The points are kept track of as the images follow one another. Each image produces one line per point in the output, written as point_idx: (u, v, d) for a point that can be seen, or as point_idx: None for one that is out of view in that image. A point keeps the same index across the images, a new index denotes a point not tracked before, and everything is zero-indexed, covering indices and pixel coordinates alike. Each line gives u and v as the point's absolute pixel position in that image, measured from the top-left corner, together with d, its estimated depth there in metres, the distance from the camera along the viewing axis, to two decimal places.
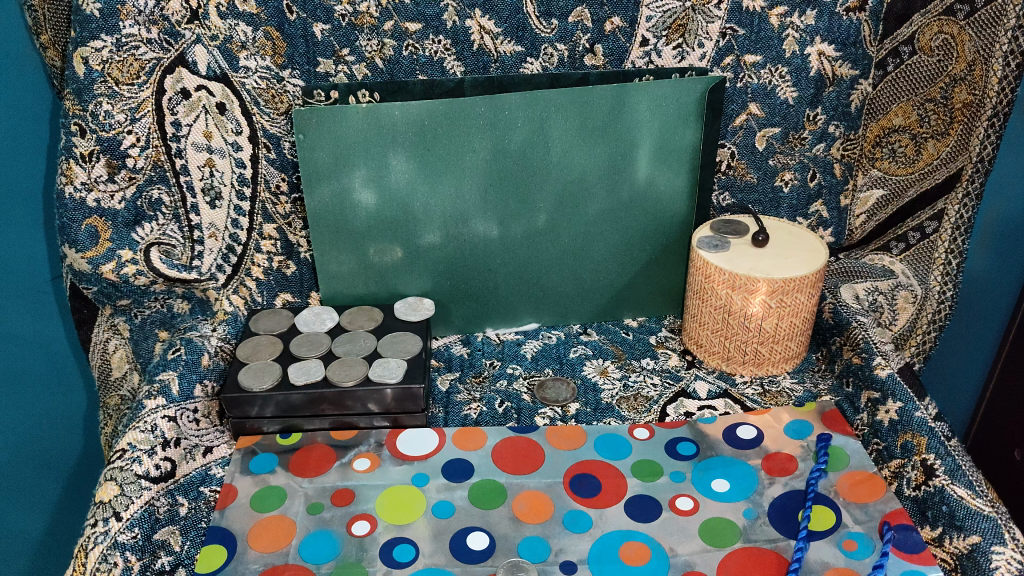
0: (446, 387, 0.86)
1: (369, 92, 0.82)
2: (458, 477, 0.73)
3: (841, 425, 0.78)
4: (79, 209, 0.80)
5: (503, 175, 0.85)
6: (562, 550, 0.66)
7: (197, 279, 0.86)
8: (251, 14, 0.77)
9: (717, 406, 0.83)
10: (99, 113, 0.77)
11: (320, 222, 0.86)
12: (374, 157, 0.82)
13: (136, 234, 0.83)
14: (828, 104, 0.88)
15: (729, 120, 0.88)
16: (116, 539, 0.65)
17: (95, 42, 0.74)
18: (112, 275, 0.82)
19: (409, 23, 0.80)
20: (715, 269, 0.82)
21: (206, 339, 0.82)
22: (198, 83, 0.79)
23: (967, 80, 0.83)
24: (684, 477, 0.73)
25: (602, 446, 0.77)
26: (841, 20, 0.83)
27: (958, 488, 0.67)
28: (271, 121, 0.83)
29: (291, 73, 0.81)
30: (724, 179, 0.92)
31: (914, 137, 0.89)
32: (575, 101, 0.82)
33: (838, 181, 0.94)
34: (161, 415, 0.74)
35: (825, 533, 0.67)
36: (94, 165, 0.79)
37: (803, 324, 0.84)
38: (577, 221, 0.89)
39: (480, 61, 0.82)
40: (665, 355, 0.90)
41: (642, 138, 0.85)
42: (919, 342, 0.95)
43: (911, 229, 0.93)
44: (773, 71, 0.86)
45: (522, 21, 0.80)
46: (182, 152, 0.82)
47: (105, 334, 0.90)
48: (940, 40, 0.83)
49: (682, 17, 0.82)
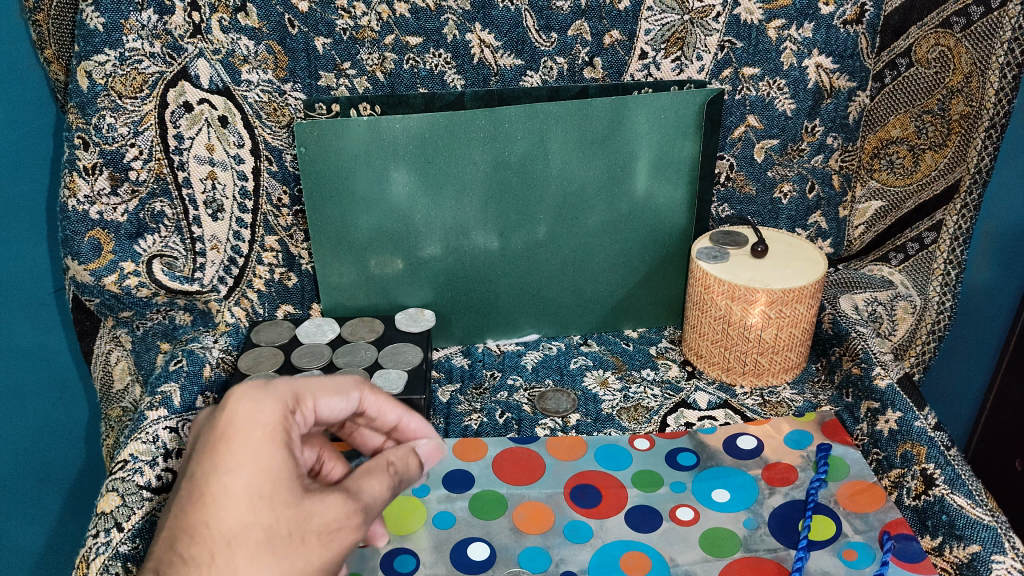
0: (447, 398, 0.86)
1: (370, 105, 0.83)
2: (459, 488, 0.74)
3: (841, 434, 0.79)
4: (82, 221, 0.80)
5: (503, 187, 0.85)
6: (562, 560, 0.66)
7: (199, 291, 0.88)
8: (252, 28, 0.78)
9: (717, 416, 0.83)
10: (102, 126, 0.78)
11: (321, 234, 0.86)
12: (374, 171, 0.83)
13: (139, 246, 0.83)
14: (825, 116, 0.89)
15: (728, 132, 0.89)
16: (117, 550, 0.65)
17: (98, 56, 0.75)
18: (115, 287, 0.83)
19: (410, 37, 0.80)
20: (715, 280, 0.82)
21: (207, 350, 0.82)
22: (200, 96, 0.80)
23: (964, 91, 0.85)
24: (685, 487, 0.73)
25: (602, 456, 0.77)
26: (838, 33, 0.84)
27: (958, 497, 0.68)
28: (273, 134, 0.83)
29: (292, 87, 0.81)
30: (723, 191, 0.93)
31: (912, 148, 0.89)
32: (574, 114, 0.82)
33: (838, 192, 0.94)
34: (162, 425, 0.74)
35: (825, 543, 0.67)
36: (97, 178, 0.79)
37: (803, 334, 0.85)
38: (577, 232, 0.89)
39: (480, 74, 0.83)
40: (665, 366, 0.91)
41: (641, 150, 0.85)
42: (919, 353, 0.97)
43: (911, 240, 0.94)
44: (772, 83, 0.86)
45: (522, 34, 0.81)
46: (184, 164, 0.82)
47: (106, 346, 0.89)
48: (937, 53, 0.84)
49: (681, 30, 0.83)
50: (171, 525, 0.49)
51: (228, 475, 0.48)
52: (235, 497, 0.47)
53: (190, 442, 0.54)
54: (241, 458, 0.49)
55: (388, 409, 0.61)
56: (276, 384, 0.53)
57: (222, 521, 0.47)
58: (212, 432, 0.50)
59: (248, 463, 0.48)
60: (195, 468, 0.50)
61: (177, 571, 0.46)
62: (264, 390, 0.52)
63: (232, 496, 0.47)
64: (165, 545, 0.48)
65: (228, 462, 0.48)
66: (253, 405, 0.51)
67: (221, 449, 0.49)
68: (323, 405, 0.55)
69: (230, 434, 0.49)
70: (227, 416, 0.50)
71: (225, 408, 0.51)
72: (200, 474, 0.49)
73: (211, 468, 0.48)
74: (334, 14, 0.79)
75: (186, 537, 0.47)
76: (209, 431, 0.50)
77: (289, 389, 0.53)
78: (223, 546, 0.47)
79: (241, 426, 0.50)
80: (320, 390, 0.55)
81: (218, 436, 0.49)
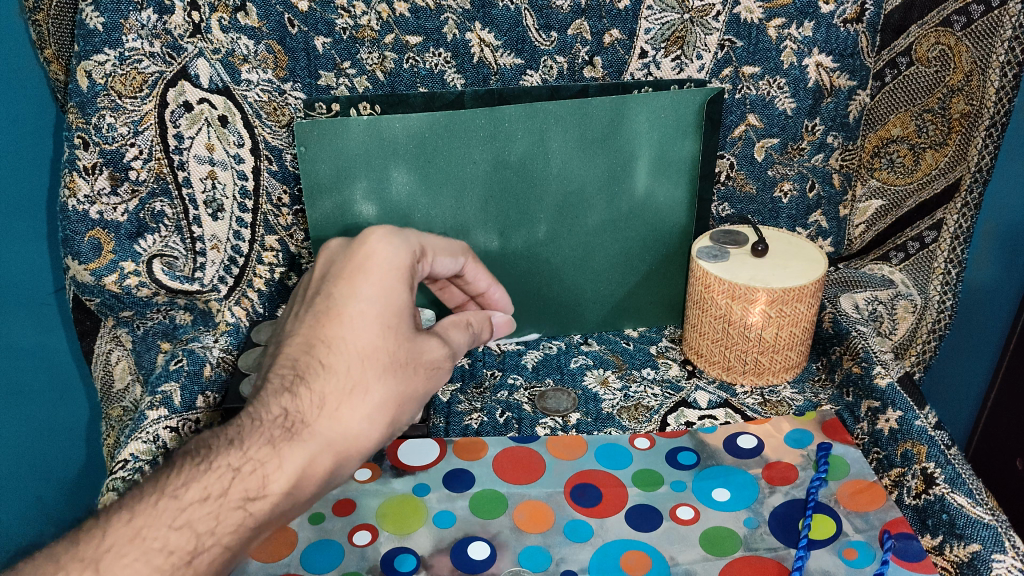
0: (447, 397, 0.86)
1: (370, 105, 0.82)
2: (459, 486, 0.74)
3: (842, 433, 0.78)
4: (81, 221, 0.80)
5: (503, 186, 0.85)
6: (562, 559, 0.66)
7: (199, 291, 0.88)
8: (252, 27, 0.78)
9: (717, 416, 0.83)
10: (102, 125, 0.78)
11: (321, 233, 0.86)
12: (374, 170, 0.83)
13: (139, 246, 0.83)
14: (826, 115, 0.89)
15: (728, 131, 0.89)
16: None
17: (98, 56, 0.75)
18: (115, 287, 0.83)
19: (409, 36, 0.80)
20: (715, 278, 0.82)
21: (207, 350, 0.83)
22: (200, 96, 0.80)
23: (964, 90, 0.85)
24: (685, 486, 0.73)
25: (602, 455, 0.77)
26: (839, 32, 0.84)
27: (958, 496, 0.67)
28: (273, 133, 0.83)
29: (292, 86, 0.82)
30: (723, 190, 0.93)
31: (912, 148, 0.89)
32: (574, 114, 0.82)
33: (838, 191, 0.94)
34: (162, 425, 0.74)
35: (825, 542, 0.67)
36: (97, 177, 0.79)
37: (803, 333, 0.84)
38: (578, 231, 0.89)
39: (480, 73, 0.83)
40: (665, 365, 0.91)
41: (641, 150, 0.85)
42: (919, 352, 0.97)
43: (911, 238, 0.94)
44: (772, 82, 0.86)
45: (522, 33, 0.81)
46: (184, 164, 0.82)
47: (107, 345, 0.89)
48: (937, 51, 0.84)
49: (680, 29, 0.83)
50: (305, 333, 0.58)
51: (364, 301, 0.58)
52: (370, 320, 0.58)
53: (319, 267, 0.63)
54: (375, 289, 0.59)
55: (478, 276, 0.77)
56: (406, 235, 0.64)
57: (357, 337, 0.57)
58: (352, 262, 0.60)
59: (381, 294, 0.59)
60: (330, 290, 0.60)
61: (317, 373, 0.56)
62: (398, 236, 0.63)
63: (367, 318, 0.58)
64: (298, 351, 0.58)
65: (363, 294, 0.59)
66: (387, 250, 0.61)
67: (360, 277, 0.59)
68: (435, 263, 0.69)
69: (368, 268, 0.60)
70: (364, 255, 0.61)
71: (364, 248, 0.61)
72: (339, 295, 0.59)
73: (349, 292, 0.59)
74: (334, 14, 0.79)
75: (324, 345, 0.57)
76: (346, 263, 0.61)
77: (415, 242, 0.65)
78: (358, 359, 0.57)
79: (377, 263, 0.60)
80: (437, 252, 0.69)
81: (355, 269, 0.60)
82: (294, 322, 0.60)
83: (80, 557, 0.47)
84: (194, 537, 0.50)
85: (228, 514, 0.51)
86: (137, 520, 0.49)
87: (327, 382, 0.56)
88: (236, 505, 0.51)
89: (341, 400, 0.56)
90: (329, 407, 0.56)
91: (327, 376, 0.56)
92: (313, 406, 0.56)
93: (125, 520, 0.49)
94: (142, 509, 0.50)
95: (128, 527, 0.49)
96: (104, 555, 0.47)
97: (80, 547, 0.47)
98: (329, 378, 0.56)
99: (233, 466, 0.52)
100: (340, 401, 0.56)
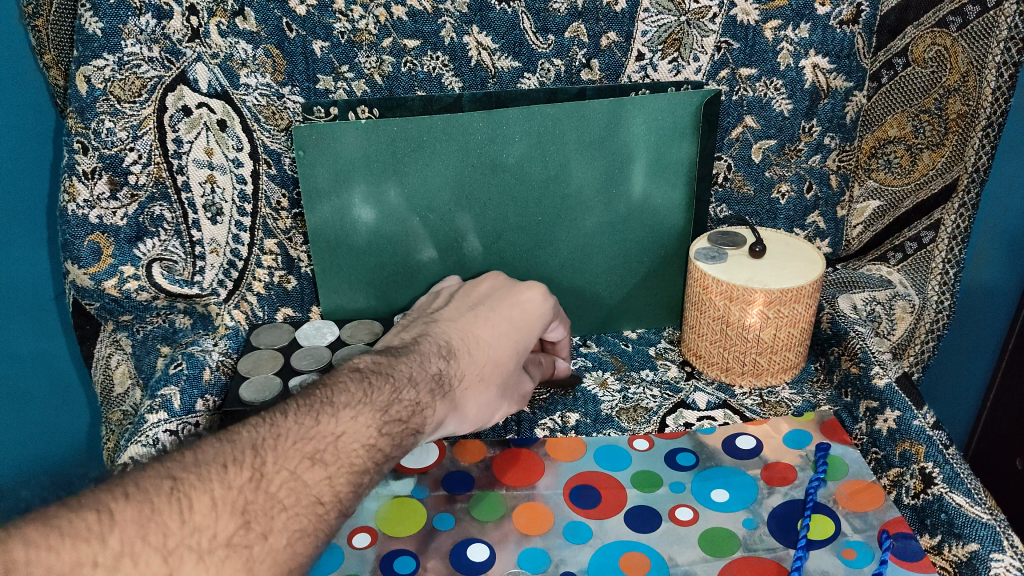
0: None
1: (369, 108, 0.83)
2: (458, 490, 0.73)
3: (840, 434, 0.78)
4: (82, 225, 0.82)
5: (502, 189, 0.85)
6: (562, 561, 0.66)
7: (199, 295, 0.90)
8: (251, 32, 0.78)
9: (717, 417, 0.83)
10: (101, 130, 0.79)
11: (320, 238, 0.87)
12: (373, 174, 0.83)
13: (138, 250, 0.85)
14: (822, 116, 0.89)
15: (725, 133, 0.89)
16: None
17: (97, 60, 0.76)
18: (115, 291, 0.86)
19: (408, 40, 0.80)
20: (714, 281, 0.83)
21: (207, 354, 0.83)
22: (199, 100, 0.80)
23: (960, 91, 0.86)
24: (684, 487, 0.73)
25: (602, 456, 0.77)
26: (835, 33, 0.84)
27: (957, 495, 0.68)
28: (271, 137, 0.83)
29: (291, 90, 0.81)
30: (722, 191, 0.93)
31: (909, 148, 0.90)
32: (572, 117, 0.82)
33: (835, 192, 0.94)
34: (162, 429, 0.75)
35: (824, 543, 0.67)
36: (96, 182, 0.80)
37: (801, 334, 0.85)
38: (576, 233, 0.89)
39: (478, 76, 0.83)
40: (664, 367, 0.91)
41: (639, 152, 0.86)
42: (918, 352, 0.98)
43: (909, 239, 0.95)
44: (768, 84, 0.87)
45: (519, 37, 0.81)
46: (183, 168, 0.83)
47: (106, 350, 0.90)
48: (934, 53, 0.85)
49: (677, 32, 0.83)
50: (463, 325, 0.70)
51: (510, 326, 0.71)
52: (507, 339, 0.70)
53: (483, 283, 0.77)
54: (521, 323, 0.71)
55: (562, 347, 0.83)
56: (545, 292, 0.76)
57: (496, 348, 0.69)
58: (513, 296, 0.73)
59: (523, 329, 0.71)
60: (492, 307, 0.72)
61: (463, 357, 0.67)
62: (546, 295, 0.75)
63: (506, 340, 0.70)
64: (455, 334, 0.69)
65: (513, 319, 0.71)
66: (539, 300, 0.73)
67: (513, 309, 0.72)
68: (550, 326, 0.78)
69: (520, 307, 0.72)
70: (523, 296, 0.73)
71: (524, 291, 0.74)
72: (498, 311, 0.72)
73: (506, 315, 0.71)
74: (332, 18, 0.78)
75: (472, 340, 0.68)
76: (507, 296, 0.73)
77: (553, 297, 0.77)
78: (489, 363, 0.68)
79: (529, 309, 0.73)
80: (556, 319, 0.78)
81: (513, 302, 0.73)
82: (455, 313, 0.72)
83: (322, 434, 0.55)
84: (391, 445, 0.57)
85: (406, 437, 0.60)
86: (358, 420, 0.57)
87: (468, 365, 0.67)
88: (411, 432, 0.60)
89: (472, 384, 0.67)
90: (462, 386, 0.66)
91: (470, 360, 0.67)
92: (458, 377, 0.66)
93: (349, 416, 0.57)
94: (363, 411, 0.57)
95: (353, 422, 0.56)
96: (340, 435, 0.55)
97: (323, 426, 0.55)
98: (467, 363, 0.67)
99: (415, 402, 0.61)
100: (470, 384, 0.67)
